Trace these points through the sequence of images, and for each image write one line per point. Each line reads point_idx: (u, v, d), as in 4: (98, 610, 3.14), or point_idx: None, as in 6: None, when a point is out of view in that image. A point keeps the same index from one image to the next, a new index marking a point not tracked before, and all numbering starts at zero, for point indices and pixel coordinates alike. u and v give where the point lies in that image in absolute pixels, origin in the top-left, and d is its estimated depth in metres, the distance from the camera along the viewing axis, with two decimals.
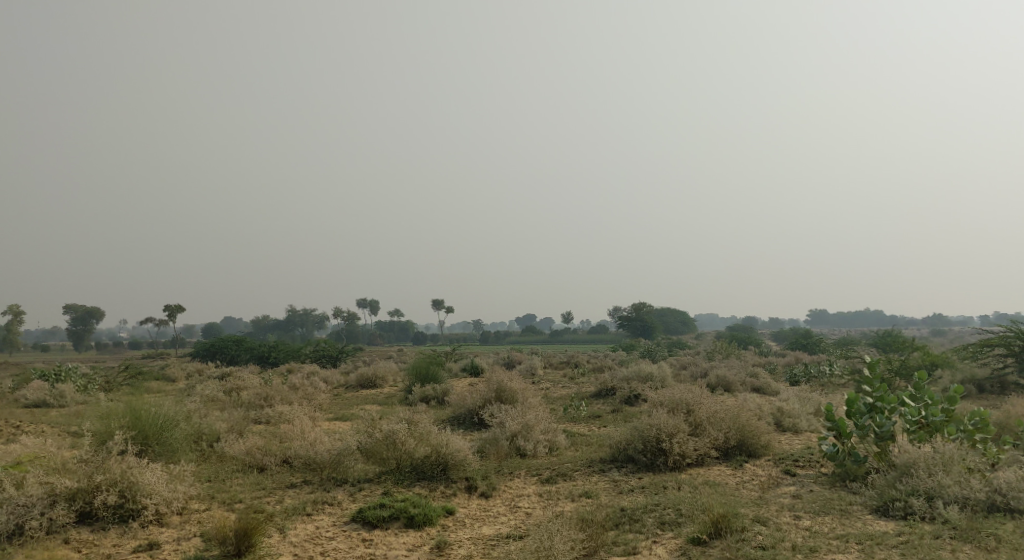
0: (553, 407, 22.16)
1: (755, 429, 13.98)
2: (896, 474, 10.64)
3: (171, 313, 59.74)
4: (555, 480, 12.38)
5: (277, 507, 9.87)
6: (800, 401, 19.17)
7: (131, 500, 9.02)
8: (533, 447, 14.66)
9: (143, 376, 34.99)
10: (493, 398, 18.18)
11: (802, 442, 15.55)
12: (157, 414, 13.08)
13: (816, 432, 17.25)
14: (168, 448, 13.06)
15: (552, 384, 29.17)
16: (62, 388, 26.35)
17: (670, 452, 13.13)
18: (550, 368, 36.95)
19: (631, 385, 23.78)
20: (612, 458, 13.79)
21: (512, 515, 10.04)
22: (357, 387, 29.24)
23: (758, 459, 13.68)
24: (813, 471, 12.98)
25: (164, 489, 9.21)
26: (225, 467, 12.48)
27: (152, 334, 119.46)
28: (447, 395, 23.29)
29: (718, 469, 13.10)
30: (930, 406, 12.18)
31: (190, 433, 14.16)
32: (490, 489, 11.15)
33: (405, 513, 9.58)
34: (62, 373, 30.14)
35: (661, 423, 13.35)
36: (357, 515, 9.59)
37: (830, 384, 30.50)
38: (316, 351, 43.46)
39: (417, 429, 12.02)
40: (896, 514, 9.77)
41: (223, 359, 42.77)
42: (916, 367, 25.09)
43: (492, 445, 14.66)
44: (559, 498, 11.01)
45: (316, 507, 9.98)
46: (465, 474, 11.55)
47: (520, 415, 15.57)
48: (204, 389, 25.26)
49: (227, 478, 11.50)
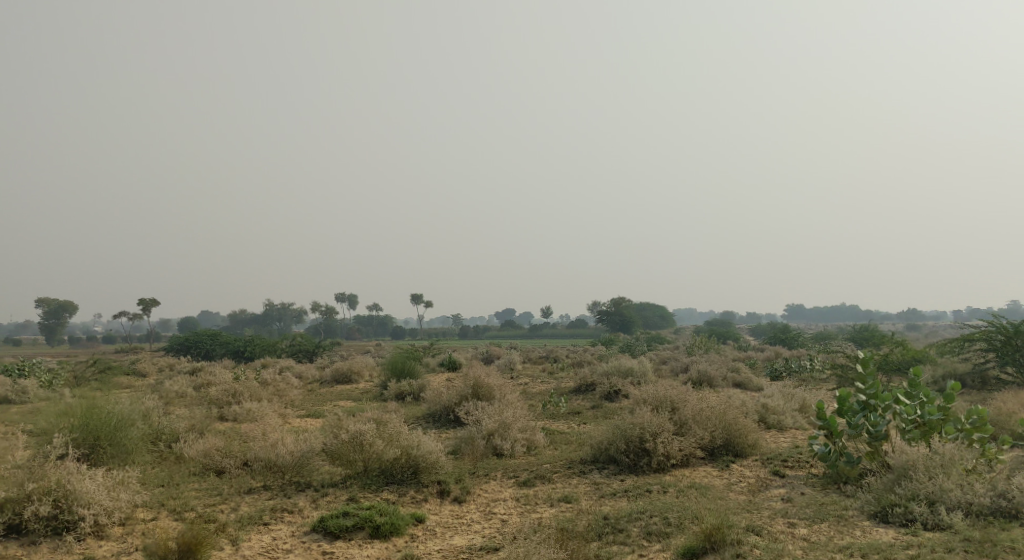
0: (533, 404, 21.52)
1: (742, 428, 13.37)
2: (893, 476, 10.02)
3: (145, 306, 58.44)
4: (533, 482, 11.70)
5: (231, 516, 9.10)
6: (785, 397, 18.65)
7: (67, 512, 8.22)
8: (510, 446, 13.99)
9: (112, 370, 33.98)
10: (469, 395, 17.47)
11: (790, 441, 15.00)
12: (110, 414, 12.26)
13: (802, 430, 16.69)
14: (122, 449, 12.26)
15: (530, 379, 28.57)
16: (25, 384, 25.35)
17: (654, 453, 12.49)
18: (529, 363, 36.29)
19: (612, 381, 23.18)
20: (593, 459, 13.10)
21: (487, 522, 9.32)
22: (331, 382, 28.45)
23: (746, 459, 13.08)
24: (803, 472, 12.39)
25: (105, 498, 8.40)
26: (182, 470, 11.70)
27: (127, 328, 117.42)
28: (423, 391, 22.58)
29: (704, 470, 12.50)
30: (926, 403, 11.59)
31: (148, 433, 13.36)
32: (463, 494, 10.47)
33: (369, 523, 8.84)
34: (26, 367, 29.06)
35: (645, 421, 12.72)
36: (317, 525, 8.84)
37: (811, 378, 30.11)
38: (292, 346, 42.58)
39: (385, 429, 11.25)
40: (896, 521, 9.19)
41: (197, 353, 41.81)
42: (897, 364, 24.69)
43: (466, 446, 13.97)
44: (537, 502, 10.34)
45: (274, 515, 9.22)
46: (437, 478, 10.83)
47: (497, 413, 14.89)
48: (172, 385, 24.38)
49: (182, 483, 10.71)
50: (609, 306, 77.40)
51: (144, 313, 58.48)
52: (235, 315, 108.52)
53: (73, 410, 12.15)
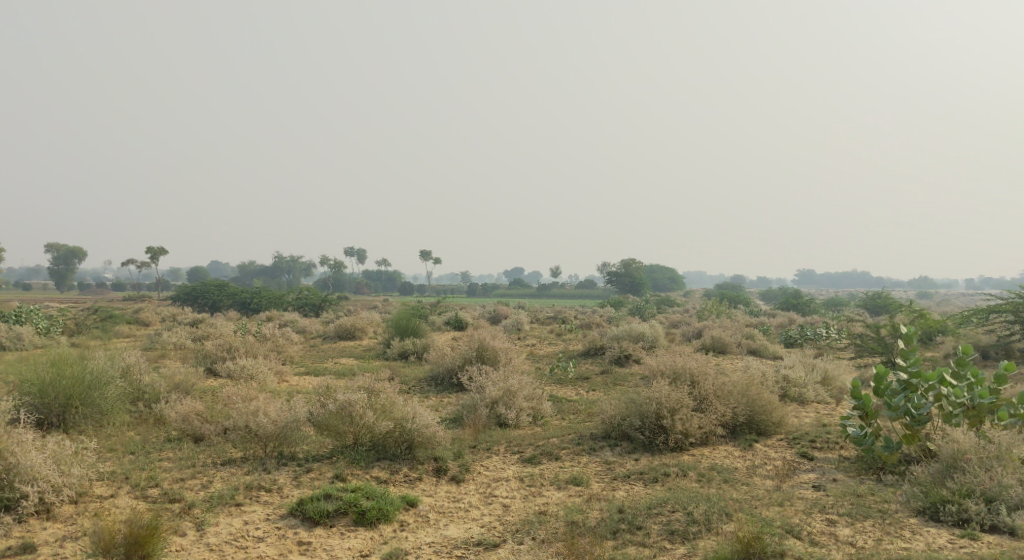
0: (540, 368, 20.52)
1: (767, 404, 12.33)
2: (942, 468, 8.92)
3: (154, 254, 57.53)
4: (539, 460, 10.75)
5: (199, 494, 8.12)
6: (805, 368, 17.63)
7: (8, 488, 7.30)
8: (515, 416, 13.04)
9: (114, 318, 33.08)
10: (474, 358, 16.48)
11: (814, 417, 14.02)
12: (84, 372, 11.35)
13: (825, 405, 15.72)
14: (96, 409, 11.33)
15: (537, 341, 27.64)
16: (20, 331, 24.19)
17: (671, 430, 11.46)
18: (537, 324, 35.28)
19: (622, 345, 22.19)
20: (605, 435, 12.07)
21: (486, 508, 8.32)
22: (335, 338, 27.52)
23: (770, 439, 12.06)
24: (835, 455, 11.35)
25: (52, 473, 7.50)
26: (158, 436, 10.75)
27: (138, 278, 116.49)
28: (427, 351, 21.66)
29: (725, 450, 11.49)
30: (975, 384, 10.44)
31: (126, 392, 12.39)
32: (462, 473, 9.50)
33: (354, 508, 7.85)
34: (24, 314, 28.00)
35: (662, 396, 11.66)
36: (295, 508, 7.84)
37: (826, 346, 29.07)
38: (299, 299, 41.62)
39: (377, 398, 10.16)
40: (948, 520, 8.16)
41: (203, 303, 40.93)
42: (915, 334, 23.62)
43: (468, 415, 13.01)
44: (543, 485, 9.35)
45: (249, 495, 8.22)
46: (433, 454, 9.86)
47: (502, 379, 13.91)
48: (170, 337, 23.45)
49: (153, 452, 9.74)
50: (619, 267, 76.15)
51: (152, 262, 57.51)
52: (246, 266, 107.45)
53: (42, 369, 11.17)
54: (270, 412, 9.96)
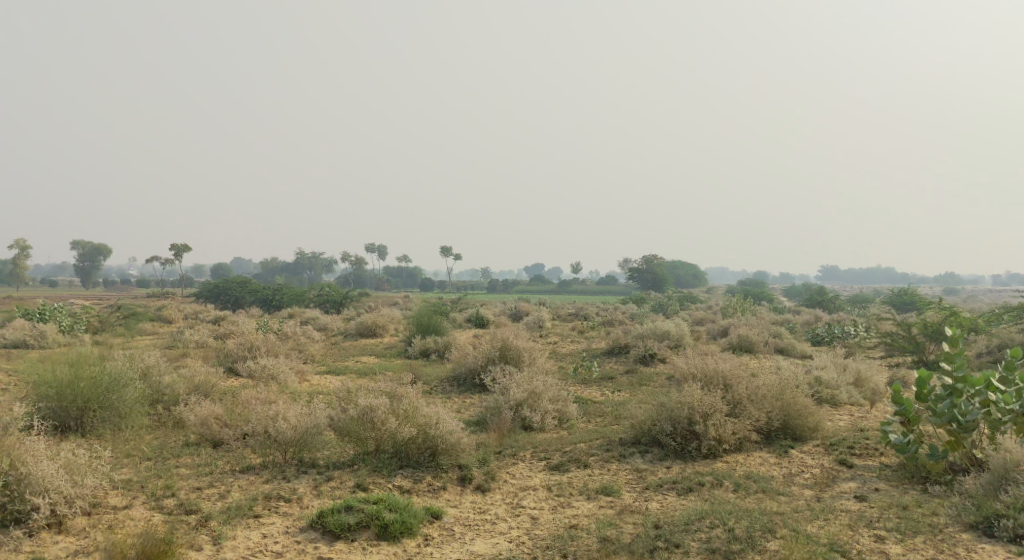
0: (563, 367, 20.15)
1: (802, 409, 11.90)
2: (995, 478, 8.40)
3: (177, 252, 57.70)
4: (566, 468, 10.40)
5: (216, 505, 7.85)
6: (837, 368, 17.14)
7: (18, 500, 7.10)
8: (540, 419, 12.68)
9: (137, 316, 33.03)
10: (497, 358, 16.12)
11: (849, 421, 13.56)
12: (103, 376, 11.10)
13: (858, 407, 15.24)
14: (114, 413, 11.08)
15: (560, 339, 27.27)
16: (44, 329, 23.85)
17: (704, 437, 11.08)
18: (559, 321, 34.84)
19: (646, 344, 21.76)
20: (634, 441, 11.68)
21: (514, 521, 8.08)
22: (356, 335, 27.28)
23: (806, 445, 11.63)
24: (875, 462, 10.88)
25: (64, 484, 7.29)
26: (176, 440, 10.49)
27: (161, 274, 117.19)
28: (449, 350, 21.35)
29: (760, 456, 11.09)
30: None
31: (146, 394, 12.14)
32: (487, 482, 9.15)
33: (377, 520, 7.55)
34: (47, 311, 27.92)
35: (694, 401, 11.26)
36: (315, 521, 7.54)
37: (854, 344, 28.44)
38: (320, 295, 41.46)
39: (400, 403, 9.82)
40: (1004, 536, 7.65)
41: (225, 300, 40.90)
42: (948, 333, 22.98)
43: (492, 418, 12.68)
44: (572, 495, 9.00)
45: (268, 506, 7.93)
46: (458, 461, 9.53)
47: (527, 381, 13.54)
48: (191, 335, 23.27)
49: (172, 458, 9.48)
50: (640, 263, 75.44)
51: (176, 259, 57.62)
52: (268, 263, 107.83)
53: (60, 372, 10.94)
54: (290, 417, 9.66)
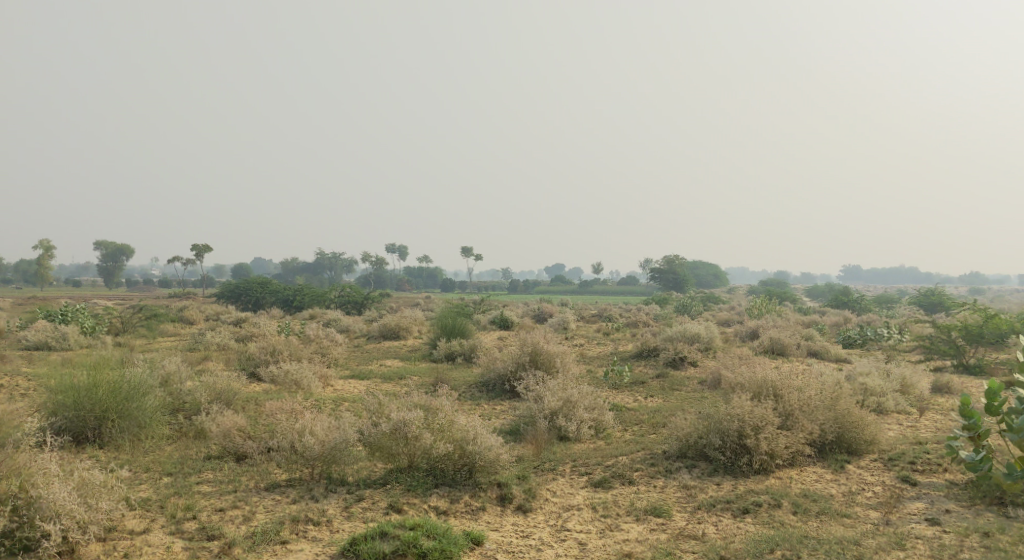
0: (593, 373, 19.47)
1: (858, 420, 11.17)
2: None
3: (199, 251, 57.50)
4: (610, 484, 9.76)
5: (241, 530, 7.37)
6: (881, 373, 16.30)
7: (27, 526, 6.71)
8: (577, 429, 12.03)
9: (159, 317, 32.62)
10: (527, 363, 15.43)
11: (901, 432, 12.79)
12: (121, 383, 10.55)
13: (908, 416, 14.45)
14: (133, 422, 10.53)
15: (585, 341, 26.59)
16: (65, 330, 23.45)
17: (755, 451, 10.39)
18: (583, 323, 34.06)
19: (676, 348, 21.01)
20: (679, 454, 10.99)
21: (560, 547, 7.59)
22: (379, 337, 26.70)
23: (863, 459, 10.91)
24: (940, 479, 10.15)
25: (78, 507, 6.87)
26: (197, 452, 9.93)
27: (184, 275, 117.45)
28: (475, 354, 20.74)
29: (815, 472, 10.40)
30: None
31: (166, 401, 11.59)
32: (529, 501, 8.54)
33: (413, 549, 7.07)
34: (69, 313, 27.54)
35: (744, 413, 10.54)
36: (347, 549, 7.10)
37: (888, 348, 27.48)
38: (341, 295, 40.94)
39: (434, 417, 9.20)
40: None
41: (247, 301, 40.50)
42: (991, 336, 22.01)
43: (527, 429, 12.04)
44: (619, 515, 8.36)
45: (296, 530, 7.43)
46: (497, 478, 8.93)
47: (561, 388, 12.87)
48: (212, 338, 22.78)
49: (194, 473, 8.95)
50: (662, 263, 74.33)
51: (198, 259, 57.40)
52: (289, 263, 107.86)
53: (77, 381, 10.40)
54: (318, 431, 9.08)
